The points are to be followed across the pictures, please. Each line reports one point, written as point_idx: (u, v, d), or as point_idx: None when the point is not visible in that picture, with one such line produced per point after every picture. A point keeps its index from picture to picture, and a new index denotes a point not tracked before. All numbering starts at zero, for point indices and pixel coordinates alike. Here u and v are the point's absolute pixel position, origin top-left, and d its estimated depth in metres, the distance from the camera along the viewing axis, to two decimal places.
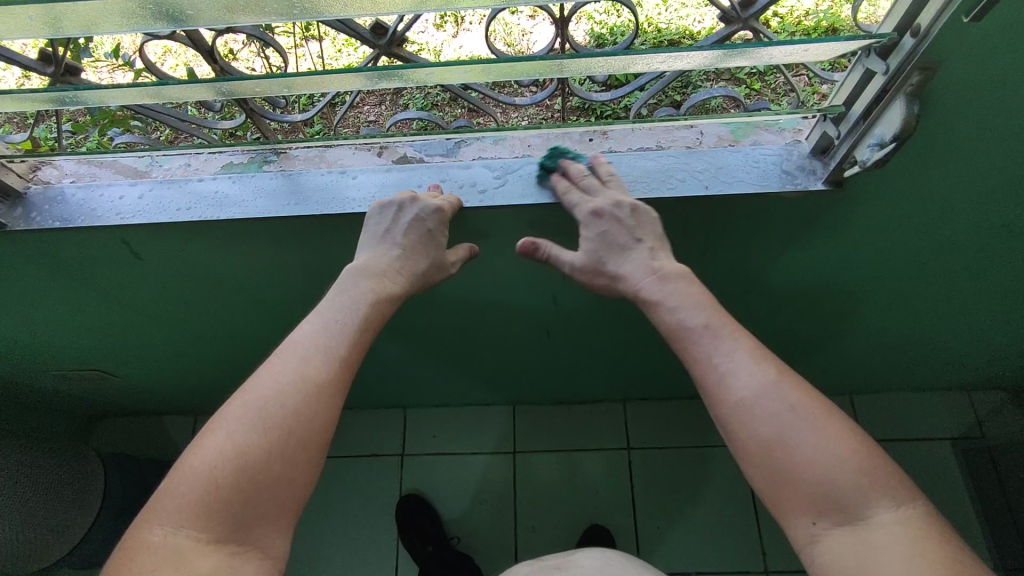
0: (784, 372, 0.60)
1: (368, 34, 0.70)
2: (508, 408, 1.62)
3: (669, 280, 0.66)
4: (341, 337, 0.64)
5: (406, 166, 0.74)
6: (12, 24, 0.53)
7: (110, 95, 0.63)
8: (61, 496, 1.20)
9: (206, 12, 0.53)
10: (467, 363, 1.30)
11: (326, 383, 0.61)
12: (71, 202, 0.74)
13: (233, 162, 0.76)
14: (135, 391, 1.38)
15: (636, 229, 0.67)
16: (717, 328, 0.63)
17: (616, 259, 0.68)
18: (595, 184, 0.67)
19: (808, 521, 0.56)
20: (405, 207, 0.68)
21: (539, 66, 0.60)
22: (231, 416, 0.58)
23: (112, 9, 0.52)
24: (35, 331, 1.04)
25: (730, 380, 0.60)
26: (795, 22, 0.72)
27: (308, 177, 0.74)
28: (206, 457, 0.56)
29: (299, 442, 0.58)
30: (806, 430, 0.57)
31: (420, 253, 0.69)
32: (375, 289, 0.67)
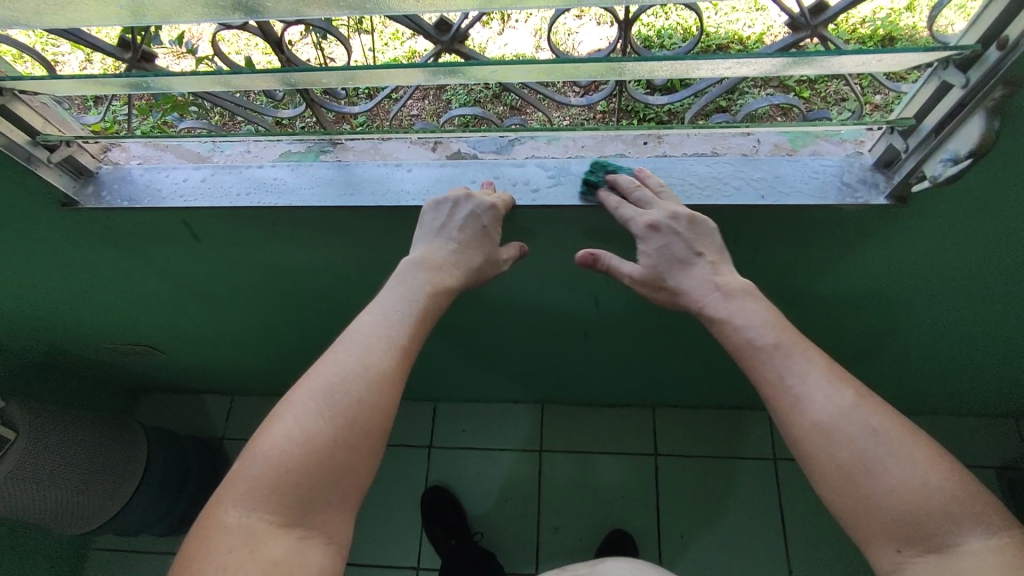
0: (860, 394, 0.60)
1: (431, 29, 0.70)
2: (536, 407, 1.62)
3: (733, 295, 0.66)
4: (400, 327, 0.65)
5: (459, 162, 0.75)
6: (100, 11, 0.55)
7: (182, 81, 0.66)
8: (108, 463, 1.25)
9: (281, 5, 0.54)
10: (500, 360, 1.31)
11: (385, 373, 0.62)
12: (138, 184, 0.76)
13: (291, 151, 0.78)
14: (178, 368, 1.43)
15: (694, 242, 0.66)
16: (788, 346, 0.62)
17: (678, 273, 0.68)
18: (648, 196, 0.67)
19: (892, 549, 0.55)
20: (462, 203, 0.69)
21: (602, 67, 0.60)
22: (298, 401, 0.60)
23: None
24: (91, 304, 1.09)
25: (804, 402, 0.60)
26: (850, 30, 0.70)
27: (362, 168, 0.75)
28: (274, 442, 0.58)
29: (362, 430, 0.60)
30: (890, 456, 0.56)
31: (474, 248, 0.70)
32: (433, 281, 0.68)
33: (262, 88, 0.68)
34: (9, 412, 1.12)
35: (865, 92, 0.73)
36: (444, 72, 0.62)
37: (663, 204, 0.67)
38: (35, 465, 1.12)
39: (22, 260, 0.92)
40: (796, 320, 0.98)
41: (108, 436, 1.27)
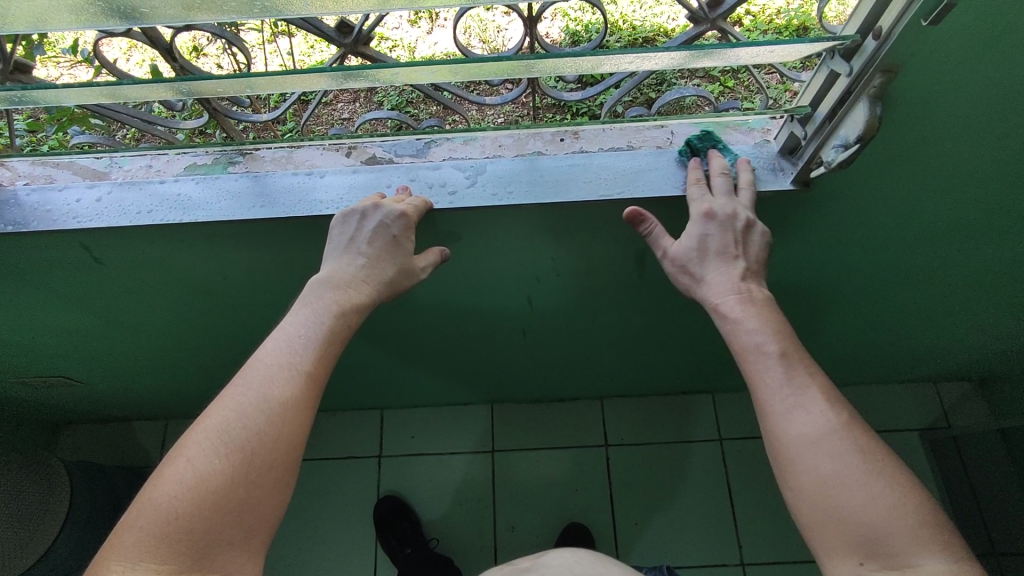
0: (849, 415, 0.62)
1: (333, 32, 0.68)
2: (486, 407, 1.61)
3: (751, 302, 0.66)
4: (304, 352, 0.64)
5: (375, 167, 0.73)
6: None
7: (63, 95, 0.61)
8: (18, 502, 1.17)
9: (157, 9, 0.51)
10: (444, 364, 1.29)
11: (288, 401, 0.61)
12: (26, 206, 0.71)
13: (197, 163, 0.73)
14: (102, 396, 1.34)
15: (737, 243, 0.66)
16: (792, 361, 0.64)
17: (706, 265, 0.67)
18: (725, 186, 0.66)
19: (854, 561, 0.57)
20: (369, 214, 0.67)
21: (506, 66, 0.59)
22: (193, 442, 0.58)
23: (61, 5, 0.50)
24: None
25: (794, 413, 0.62)
26: (767, 21, 0.72)
27: (275, 179, 0.72)
28: (165, 487, 0.56)
29: (263, 464, 0.58)
30: (863, 469, 0.58)
31: (385, 260, 0.68)
32: (340, 300, 0.66)
33: (154, 99, 0.64)
34: None
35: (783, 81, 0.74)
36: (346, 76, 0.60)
37: (733, 201, 0.66)
38: None
39: None
40: None
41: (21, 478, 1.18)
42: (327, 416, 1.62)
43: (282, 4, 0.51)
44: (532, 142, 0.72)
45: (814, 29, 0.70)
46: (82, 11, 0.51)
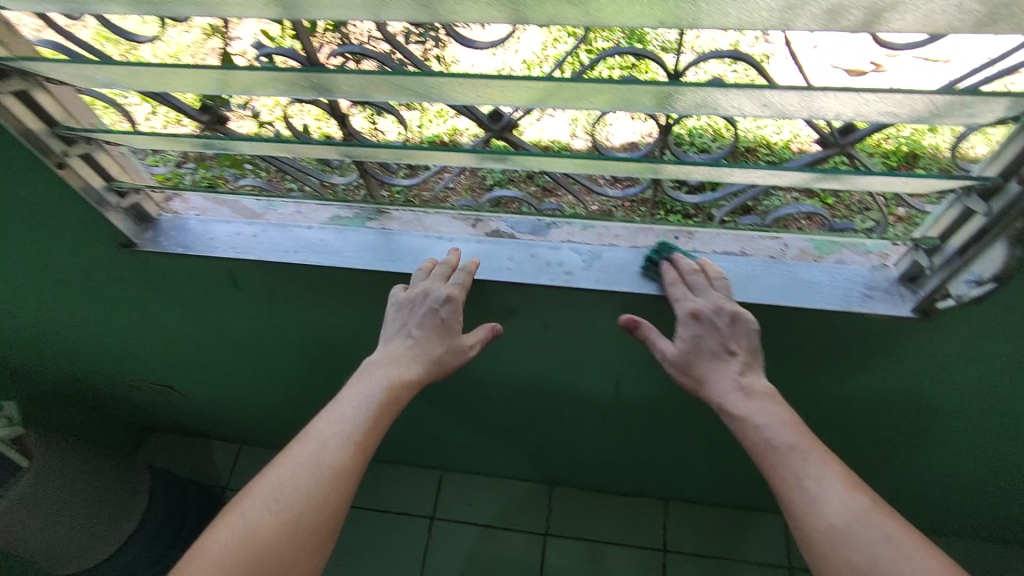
0: (875, 501, 0.60)
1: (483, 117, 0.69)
2: (545, 487, 1.58)
3: (754, 397, 0.67)
4: (354, 423, 0.68)
5: (497, 241, 0.78)
6: (190, 81, 0.61)
7: (246, 145, 0.72)
8: (110, 501, 1.23)
9: (346, 87, 0.60)
10: (515, 435, 1.30)
11: (338, 469, 0.66)
12: (195, 233, 0.81)
13: (340, 215, 0.81)
14: (194, 411, 1.44)
15: (731, 339, 0.68)
16: (805, 451, 0.63)
17: (709, 366, 0.69)
18: (703, 283, 0.69)
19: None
20: (418, 298, 0.73)
21: (639, 166, 0.64)
22: (252, 496, 0.64)
23: (278, 79, 0.60)
24: (122, 344, 1.11)
25: (819, 506, 0.59)
26: (875, 144, 0.69)
27: (407, 238, 0.80)
28: (220, 537, 0.60)
29: (308, 525, 0.62)
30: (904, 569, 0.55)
31: (435, 341, 0.74)
32: (389, 375, 0.71)
33: (320, 156, 0.74)
34: (26, 440, 1.12)
35: (887, 203, 0.73)
36: (490, 158, 0.68)
37: (712, 296, 0.68)
38: (38, 498, 1.10)
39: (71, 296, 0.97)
40: (818, 424, 0.97)
41: (114, 479, 1.25)
42: (387, 469, 1.64)
43: (453, 94, 0.60)
44: (646, 238, 0.76)
45: (926, 158, 0.68)
46: (292, 84, 0.61)
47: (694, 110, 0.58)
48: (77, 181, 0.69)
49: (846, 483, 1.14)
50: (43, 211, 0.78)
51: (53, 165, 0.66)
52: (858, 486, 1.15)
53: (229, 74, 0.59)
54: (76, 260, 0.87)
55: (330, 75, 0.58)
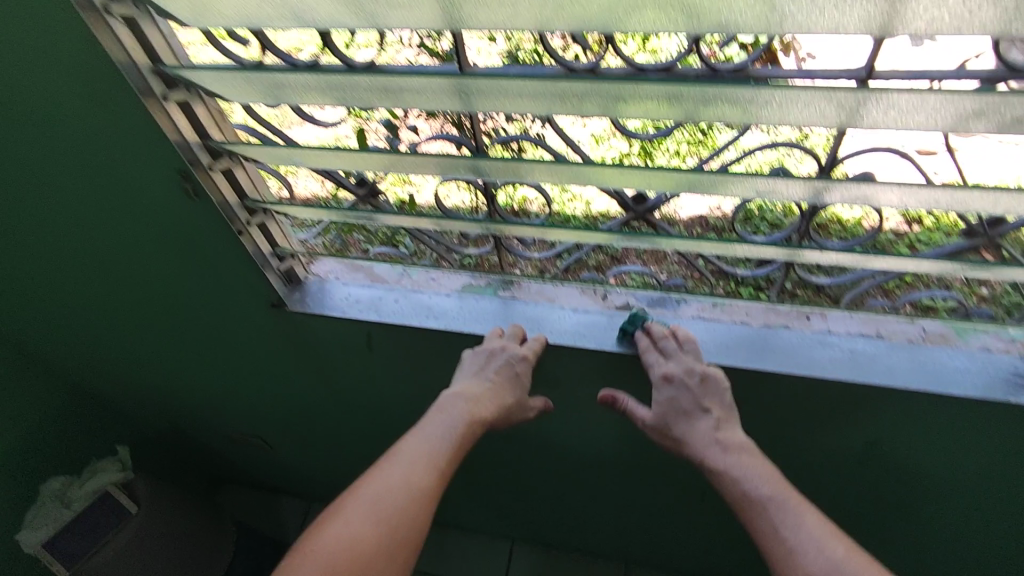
0: (850, 547, 0.62)
1: (628, 200, 0.73)
2: (618, 565, 1.54)
3: (732, 450, 0.70)
4: (438, 450, 0.70)
5: (628, 314, 0.81)
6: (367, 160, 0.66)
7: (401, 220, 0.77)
8: (204, 548, 1.23)
9: (497, 172, 0.66)
10: (603, 508, 1.28)
11: (425, 489, 0.67)
12: (339, 297, 0.85)
13: (472, 283, 0.85)
14: (279, 473, 1.46)
15: (704, 398, 0.72)
16: (790, 503, 0.65)
17: (683, 424, 0.73)
18: (673, 348, 0.74)
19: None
20: (499, 352, 0.76)
21: (784, 253, 0.69)
22: (350, 506, 0.66)
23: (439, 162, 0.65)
24: (229, 397, 1.13)
25: (798, 555, 0.62)
26: None
27: (539, 309, 0.84)
28: (325, 542, 0.63)
29: (400, 540, 0.64)
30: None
31: (507, 390, 0.76)
32: (466, 412, 0.73)
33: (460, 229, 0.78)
34: (136, 486, 1.16)
35: None
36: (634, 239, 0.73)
37: (681, 362, 0.72)
38: (144, 543, 1.12)
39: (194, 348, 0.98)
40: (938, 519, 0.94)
41: (206, 534, 1.24)
42: (456, 535, 1.62)
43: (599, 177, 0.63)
44: (776, 317, 0.77)
45: None
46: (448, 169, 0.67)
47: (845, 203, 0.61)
48: (250, 246, 0.75)
49: None
50: (203, 287, 0.83)
51: (234, 230, 0.72)
52: None
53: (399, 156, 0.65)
54: (218, 331, 0.93)
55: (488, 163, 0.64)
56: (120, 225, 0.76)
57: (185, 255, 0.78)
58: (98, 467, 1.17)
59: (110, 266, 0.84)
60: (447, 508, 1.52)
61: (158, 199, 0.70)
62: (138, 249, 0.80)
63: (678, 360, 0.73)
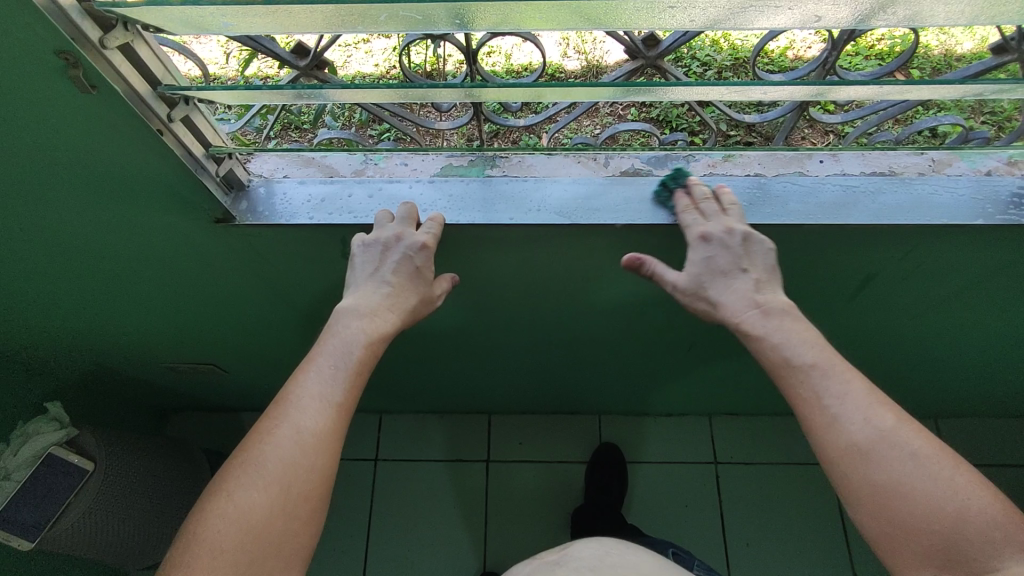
0: (901, 418, 0.58)
1: (639, 44, 0.65)
2: (593, 418, 1.62)
3: (772, 314, 0.64)
4: (334, 384, 0.60)
5: (639, 179, 0.72)
6: (297, 20, 0.49)
7: (346, 94, 0.58)
8: (175, 489, 1.17)
9: (491, 19, 0.49)
10: (585, 369, 1.29)
11: (321, 433, 0.57)
12: (295, 200, 0.70)
13: (453, 164, 0.73)
14: (234, 394, 1.34)
15: (741, 258, 0.65)
16: (827, 369, 0.60)
17: (718, 286, 0.66)
18: (714, 209, 0.66)
19: (928, 574, 0.54)
20: (390, 246, 0.65)
21: (810, 90, 0.57)
22: (235, 474, 0.55)
23: (411, 12, 0.48)
24: (166, 324, 0.97)
25: (842, 424, 0.58)
26: (869, 47, 0.74)
27: (530, 186, 0.72)
28: (210, 521, 0.53)
29: (298, 497, 0.55)
30: (929, 474, 0.55)
31: (408, 290, 0.65)
32: (365, 330, 0.62)
33: (430, 102, 0.61)
34: (84, 441, 1.04)
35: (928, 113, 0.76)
36: (632, 91, 0.57)
37: (726, 220, 0.66)
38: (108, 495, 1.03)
39: (112, 275, 0.81)
40: (907, 333, 1.00)
41: (177, 462, 1.20)
42: (434, 418, 1.63)
43: (610, 20, 0.49)
44: (788, 166, 0.72)
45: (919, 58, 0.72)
46: (424, 17, 0.49)
47: (900, 25, 0.50)
48: (177, 148, 0.58)
49: (903, 383, 1.21)
50: (112, 203, 0.65)
51: (153, 131, 0.55)
52: (914, 383, 1.22)
53: (349, 8, 0.47)
54: (140, 253, 0.76)
55: (481, 8, 0.47)
56: None
57: (79, 166, 0.59)
58: (30, 430, 1.01)
59: None
60: (419, 395, 1.50)
61: (26, 91, 0.51)
62: (5, 163, 0.59)
63: (721, 218, 0.66)
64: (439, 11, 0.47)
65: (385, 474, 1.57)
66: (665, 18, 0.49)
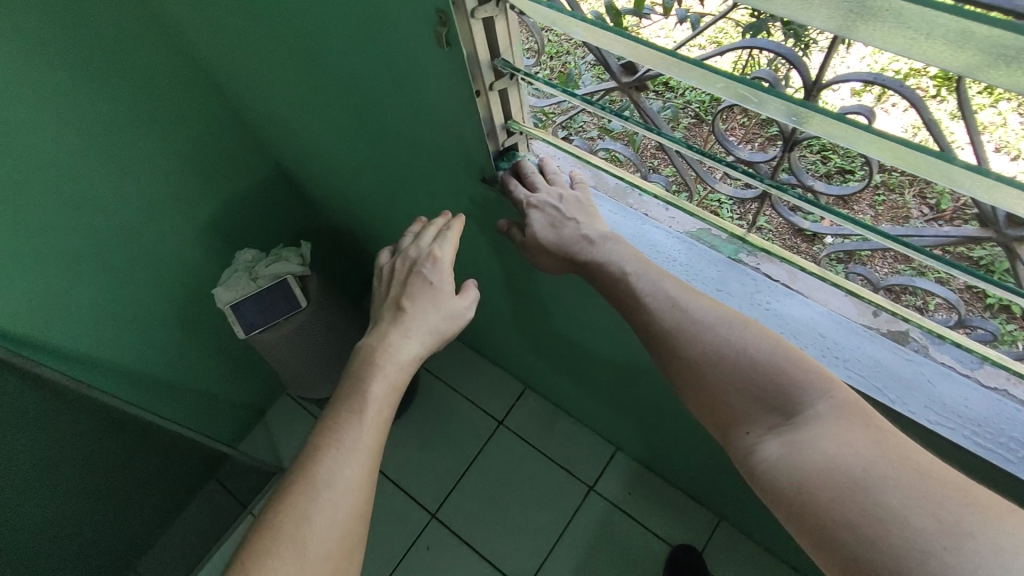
0: (701, 295, 0.59)
1: (998, 218, 0.52)
2: (711, 516, 1.49)
3: (600, 244, 0.65)
4: (373, 410, 0.63)
5: (904, 352, 0.60)
6: (632, 52, 0.48)
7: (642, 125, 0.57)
8: (346, 357, 1.37)
9: (827, 130, 0.44)
10: (728, 472, 1.18)
11: (363, 461, 0.60)
12: None
13: (711, 233, 0.69)
14: None
15: (569, 210, 0.68)
16: (647, 264, 0.62)
17: (551, 238, 0.68)
18: (540, 179, 0.70)
19: (742, 432, 0.53)
20: (411, 274, 0.72)
21: None
22: (286, 508, 0.56)
23: (752, 90, 0.44)
24: (407, 227, 1.12)
25: (656, 316, 0.59)
26: None
27: (774, 296, 0.65)
28: (265, 557, 0.54)
29: (343, 523, 0.57)
30: (722, 339, 0.55)
31: (427, 307, 0.70)
32: (389, 351, 0.67)
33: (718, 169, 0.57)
34: (308, 282, 1.26)
35: None
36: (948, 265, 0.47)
37: (546, 186, 0.69)
38: (301, 335, 1.24)
39: (392, 176, 0.95)
40: None
41: (358, 332, 1.39)
42: (566, 419, 1.65)
43: (970, 187, 0.40)
44: None
45: None
46: (758, 101, 0.45)
47: None
48: (483, 112, 0.63)
49: None
50: (418, 130, 0.76)
51: (473, 92, 0.61)
52: None
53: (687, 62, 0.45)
54: (418, 171, 0.87)
55: (824, 116, 0.42)
56: (351, 42, 0.68)
57: (407, 92, 0.69)
58: (282, 253, 1.26)
59: (334, 77, 0.78)
60: (564, 393, 1.52)
61: (397, 28, 0.60)
62: (363, 73, 0.72)
63: (544, 186, 0.70)
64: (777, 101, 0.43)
65: (501, 437, 1.65)
66: None
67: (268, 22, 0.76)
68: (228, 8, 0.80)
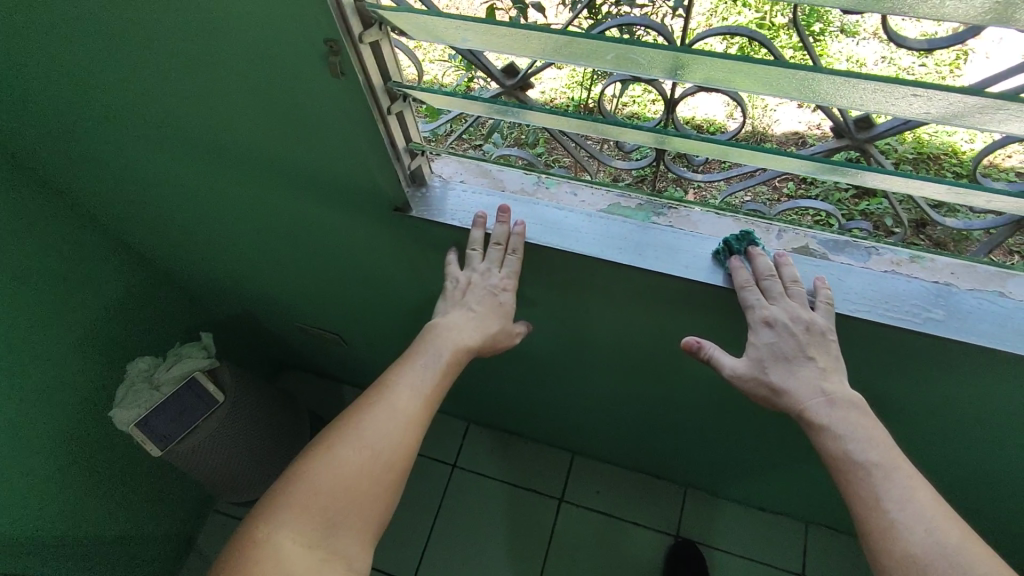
0: (874, 422, 0.60)
1: (850, 124, 0.62)
2: (677, 488, 1.54)
3: (838, 404, 0.61)
4: (425, 379, 0.67)
5: (810, 260, 0.68)
6: (517, 45, 0.52)
7: (537, 116, 0.60)
8: (279, 444, 1.28)
9: (706, 74, 0.49)
10: (682, 438, 1.24)
11: (410, 415, 0.64)
12: (465, 204, 0.75)
13: (620, 204, 0.74)
14: (346, 366, 1.44)
15: (807, 345, 0.62)
16: (859, 409, 0.60)
17: (781, 373, 0.63)
18: (790, 297, 0.64)
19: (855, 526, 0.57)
20: (474, 275, 0.72)
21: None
22: (339, 434, 0.63)
23: (638, 53, 0.49)
24: (312, 290, 1.08)
25: (808, 406, 0.61)
26: None
27: (691, 242, 0.71)
28: (314, 468, 0.60)
29: (386, 462, 0.62)
30: (857, 445, 0.58)
31: (491, 317, 0.71)
32: (448, 345, 0.69)
33: (615, 140, 0.61)
34: (217, 375, 1.16)
35: None
36: (825, 169, 0.55)
37: (789, 306, 0.63)
38: (224, 432, 1.13)
39: (288, 236, 0.92)
40: None
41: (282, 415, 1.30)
42: (516, 441, 1.64)
43: (830, 96, 0.47)
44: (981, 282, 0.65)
45: None
46: (645, 63, 0.50)
47: None
48: (385, 137, 0.64)
49: None
50: (312, 175, 0.74)
51: (374, 119, 0.61)
52: None
53: (571, 41, 0.49)
54: (318, 221, 0.84)
55: (704, 63, 0.48)
56: (221, 99, 0.65)
57: (295, 138, 0.68)
58: (180, 352, 1.15)
59: (206, 144, 0.75)
60: (509, 416, 1.52)
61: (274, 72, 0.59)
62: (240, 130, 0.70)
63: (780, 303, 0.64)
64: (660, 58, 0.49)
65: (458, 480, 1.60)
66: (886, 105, 0.47)
67: (119, 102, 0.71)
68: (69, 101, 0.74)
